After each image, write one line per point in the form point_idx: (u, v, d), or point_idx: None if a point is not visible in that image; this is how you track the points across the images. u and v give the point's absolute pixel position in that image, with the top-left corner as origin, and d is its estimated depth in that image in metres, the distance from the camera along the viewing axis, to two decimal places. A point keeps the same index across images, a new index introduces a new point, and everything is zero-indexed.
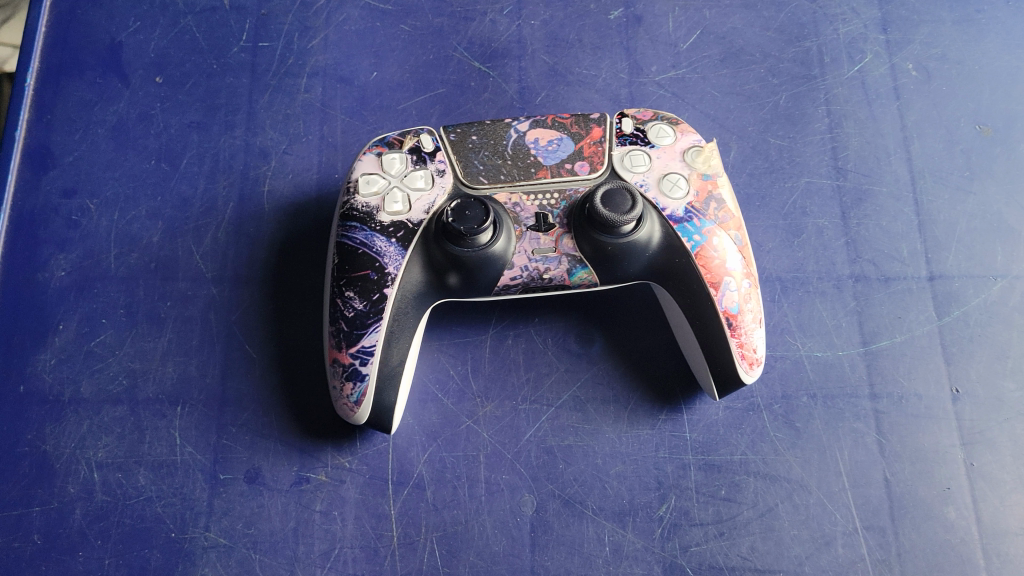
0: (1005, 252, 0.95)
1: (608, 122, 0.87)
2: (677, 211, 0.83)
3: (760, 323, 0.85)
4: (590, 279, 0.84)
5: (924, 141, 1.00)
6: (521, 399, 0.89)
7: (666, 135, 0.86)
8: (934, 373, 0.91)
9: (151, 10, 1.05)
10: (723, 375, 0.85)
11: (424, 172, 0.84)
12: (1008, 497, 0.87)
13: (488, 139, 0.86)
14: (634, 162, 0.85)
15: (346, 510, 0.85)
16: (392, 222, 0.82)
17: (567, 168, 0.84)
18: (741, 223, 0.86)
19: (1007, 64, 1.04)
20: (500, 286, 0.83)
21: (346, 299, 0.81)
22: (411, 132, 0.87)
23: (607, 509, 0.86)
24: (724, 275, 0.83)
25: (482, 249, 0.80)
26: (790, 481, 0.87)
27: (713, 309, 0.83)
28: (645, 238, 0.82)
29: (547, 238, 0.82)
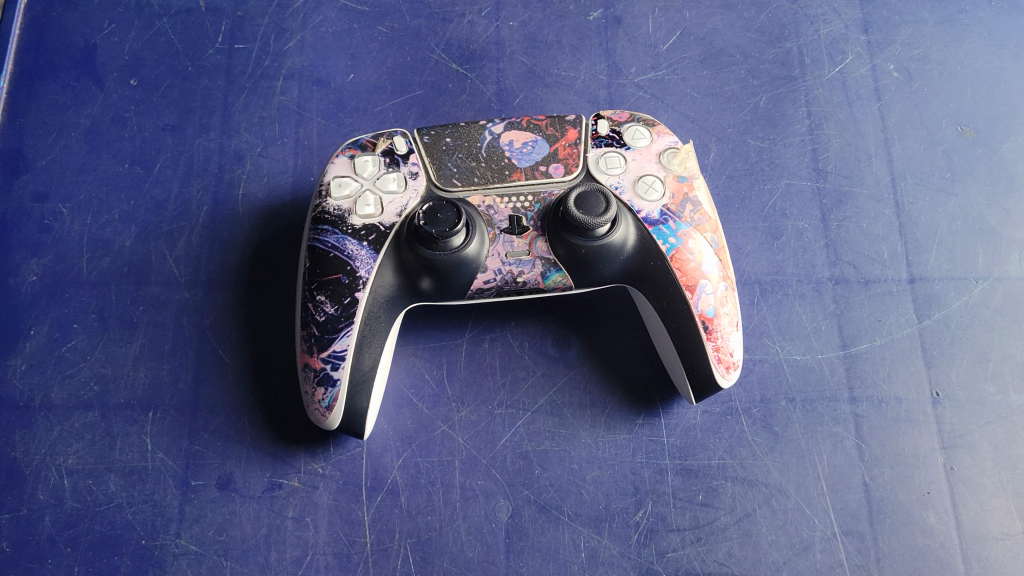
0: (986, 254, 0.94)
1: (584, 123, 0.86)
2: (652, 213, 0.82)
3: (737, 327, 0.84)
4: (565, 282, 0.83)
5: (905, 143, 0.99)
6: (497, 404, 0.88)
7: (642, 137, 0.85)
8: (914, 377, 0.90)
9: (126, 13, 1.04)
10: (699, 379, 0.84)
11: (397, 174, 0.83)
12: (988, 501, 0.86)
13: (462, 141, 0.85)
14: (609, 164, 0.84)
15: (318, 516, 0.84)
16: (364, 225, 0.81)
17: (541, 171, 0.83)
18: (718, 225, 0.85)
19: (989, 64, 1.03)
20: (473, 290, 0.82)
21: (317, 303, 0.80)
22: (385, 134, 0.86)
23: (583, 514, 0.85)
24: (700, 278, 0.82)
25: (454, 252, 0.79)
26: (768, 485, 0.86)
27: (690, 312, 0.82)
28: (620, 241, 0.81)
29: (521, 241, 0.82)
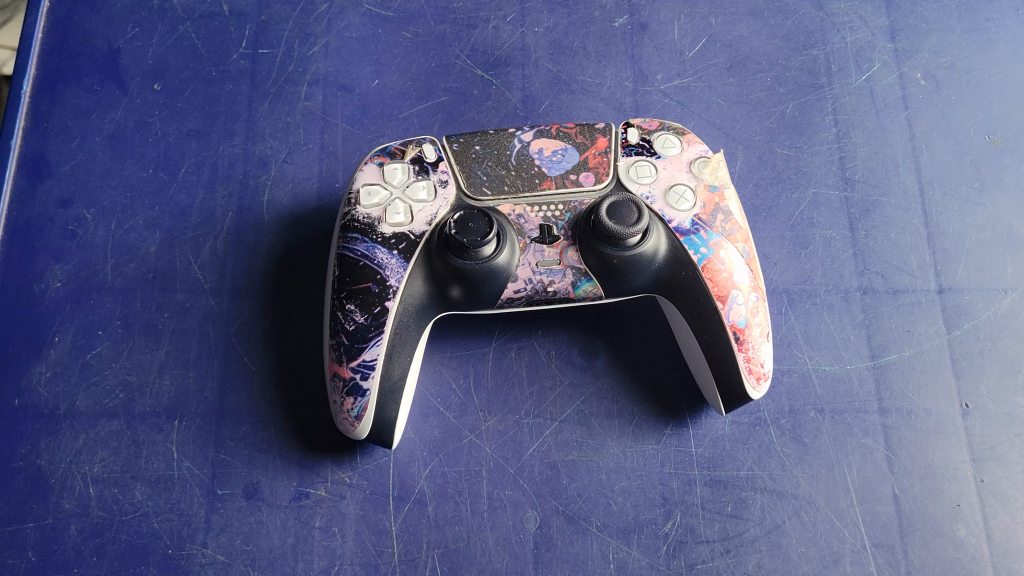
0: (1016, 264, 0.94)
1: (614, 132, 0.86)
2: (683, 223, 0.82)
3: (768, 338, 0.83)
4: (595, 292, 0.82)
5: (933, 152, 0.99)
6: (525, 414, 0.88)
7: (672, 146, 0.85)
8: (944, 388, 0.89)
9: (149, 17, 1.04)
10: (729, 390, 0.83)
11: (427, 182, 0.83)
12: (1018, 514, 0.85)
13: (491, 149, 0.84)
14: (640, 173, 0.83)
15: (346, 526, 0.84)
16: (394, 234, 0.81)
17: (572, 179, 0.83)
18: (749, 235, 0.85)
19: (1017, 73, 1.03)
20: (503, 300, 0.82)
21: (347, 312, 0.79)
22: (413, 142, 0.86)
23: (611, 525, 0.85)
24: (731, 288, 0.81)
25: (485, 261, 0.78)
26: (797, 497, 0.85)
27: (721, 323, 0.81)
28: (651, 251, 0.81)
29: (552, 250, 0.81)
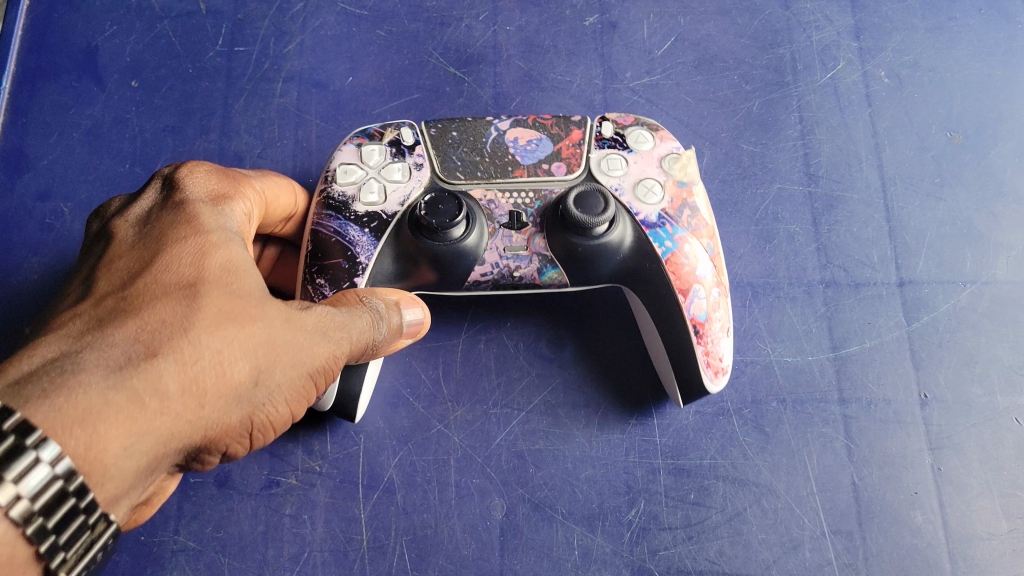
0: (975, 258, 0.96)
1: (588, 125, 0.88)
2: (650, 216, 0.83)
3: (727, 332, 0.85)
4: (561, 280, 0.84)
5: (895, 148, 1.01)
6: (493, 404, 0.90)
7: (644, 142, 0.87)
8: (903, 379, 0.91)
9: (128, 15, 1.06)
10: (688, 382, 0.85)
11: (402, 165, 0.84)
12: (974, 501, 0.87)
13: (467, 135, 0.86)
14: (611, 165, 0.85)
15: (316, 513, 0.86)
16: (366, 212, 0.82)
17: (544, 168, 0.85)
18: (714, 232, 0.86)
19: (978, 71, 1.05)
20: (471, 280, 0.83)
21: (317, 286, 0.80)
22: (392, 125, 0.87)
23: (576, 513, 0.86)
24: (693, 282, 0.83)
25: (453, 243, 0.80)
26: (758, 485, 0.87)
27: (681, 316, 0.83)
28: (616, 241, 0.82)
29: (519, 236, 0.83)
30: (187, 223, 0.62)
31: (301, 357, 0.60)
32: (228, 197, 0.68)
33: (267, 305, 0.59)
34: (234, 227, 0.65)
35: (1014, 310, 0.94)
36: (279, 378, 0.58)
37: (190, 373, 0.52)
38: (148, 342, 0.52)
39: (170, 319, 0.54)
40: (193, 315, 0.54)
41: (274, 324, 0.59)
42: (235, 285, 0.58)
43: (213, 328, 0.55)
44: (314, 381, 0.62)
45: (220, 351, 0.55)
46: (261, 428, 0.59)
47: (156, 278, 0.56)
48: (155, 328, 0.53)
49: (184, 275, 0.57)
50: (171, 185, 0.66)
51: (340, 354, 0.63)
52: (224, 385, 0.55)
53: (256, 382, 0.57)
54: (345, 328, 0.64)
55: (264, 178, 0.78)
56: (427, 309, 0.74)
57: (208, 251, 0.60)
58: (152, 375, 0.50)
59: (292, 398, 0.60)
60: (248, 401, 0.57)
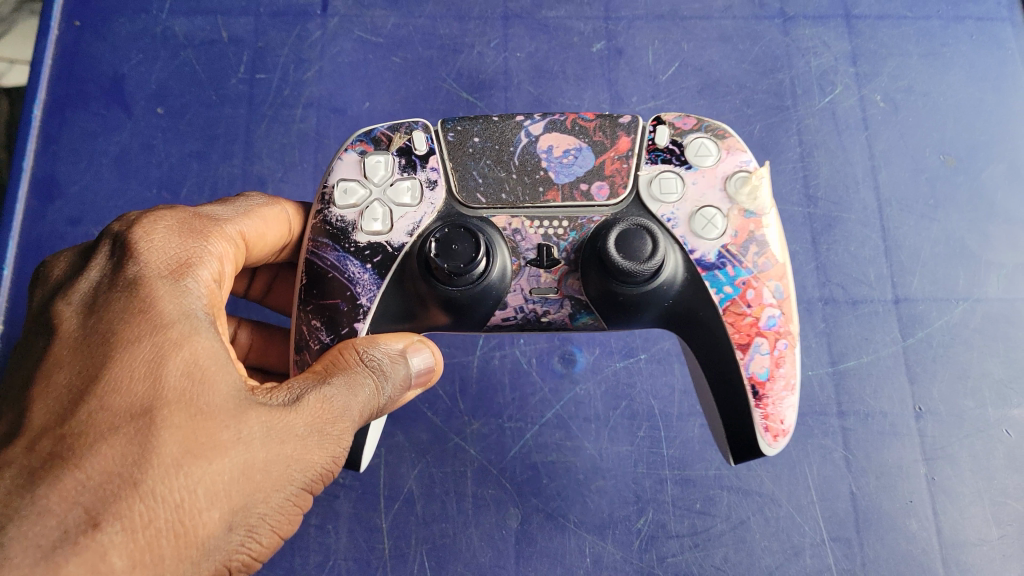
0: (967, 276, 1.00)
1: (639, 131, 0.76)
2: (708, 254, 0.72)
3: (794, 390, 0.72)
4: (596, 323, 0.75)
5: (891, 170, 1.05)
6: (507, 418, 0.94)
7: (707, 155, 0.74)
8: (899, 392, 0.95)
9: (152, 44, 1.10)
10: (744, 445, 0.74)
11: (411, 182, 0.75)
12: (967, 509, 0.91)
13: (491, 143, 0.76)
14: (665, 188, 0.73)
15: (339, 523, 0.90)
16: (369, 243, 0.73)
17: (581, 190, 0.73)
18: (786, 269, 0.73)
19: (970, 96, 1.08)
20: (492, 322, 0.74)
21: (313, 328, 0.73)
22: (403, 127, 0.78)
23: (587, 521, 0.91)
24: (755, 334, 0.71)
25: (472, 287, 0.70)
26: (761, 494, 0.92)
27: (738, 373, 0.72)
28: (665, 286, 0.71)
29: (549, 275, 0.72)
30: (142, 318, 0.56)
31: (285, 471, 0.56)
32: (191, 264, 0.62)
33: (241, 421, 0.55)
34: (200, 306, 0.59)
35: (1005, 327, 0.98)
36: (262, 506, 0.55)
37: (141, 540, 0.49)
38: (89, 505, 0.48)
39: (118, 468, 0.50)
40: (145, 459, 0.50)
41: (252, 445, 0.55)
42: (199, 402, 0.54)
43: (167, 472, 0.51)
44: (311, 488, 0.59)
45: (179, 495, 0.51)
46: (252, 561, 0.56)
47: (103, 405, 0.52)
48: (98, 483, 0.49)
49: (137, 399, 0.52)
50: (124, 251, 0.60)
51: (339, 447, 0.59)
52: (190, 534, 0.51)
53: (231, 519, 0.54)
54: (343, 415, 0.60)
55: (247, 219, 0.73)
56: (437, 353, 0.69)
57: (165, 357, 0.55)
58: (93, 553, 0.46)
59: (285, 521, 0.57)
60: (226, 541, 0.54)
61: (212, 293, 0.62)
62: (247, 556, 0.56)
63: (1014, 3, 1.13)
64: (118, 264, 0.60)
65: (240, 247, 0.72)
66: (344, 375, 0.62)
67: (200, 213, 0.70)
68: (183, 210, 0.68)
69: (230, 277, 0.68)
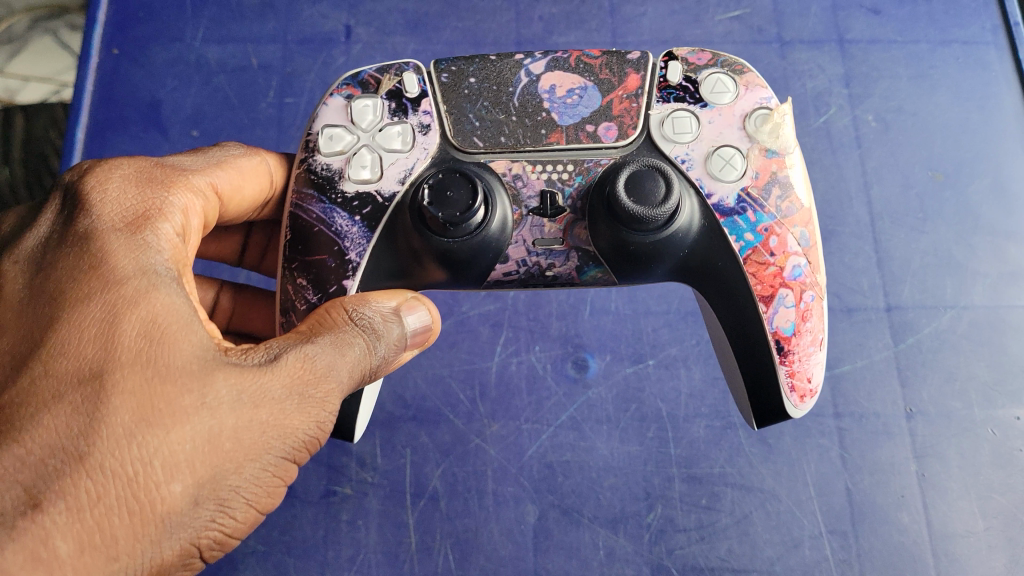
0: (954, 285, 1.06)
1: (648, 70, 0.77)
2: (728, 199, 0.73)
3: (820, 346, 0.75)
4: (605, 275, 0.76)
5: (882, 186, 1.11)
6: (525, 420, 1.01)
7: (723, 93, 0.76)
8: (891, 394, 1.02)
9: (187, 70, 1.17)
10: (769, 403, 0.76)
11: (402, 128, 0.75)
12: (955, 503, 0.98)
13: (489, 83, 0.76)
14: (678, 127, 0.74)
15: (369, 519, 0.97)
16: (357, 193, 0.74)
17: (587, 131, 0.74)
18: (810, 214, 0.75)
19: (956, 115, 1.15)
20: (493, 277, 0.76)
21: (299, 287, 0.74)
22: (392, 70, 0.79)
23: (601, 516, 0.97)
24: (780, 286, 0.73)
25: (467, 238, 0.71)
26: (762, 490, 0.98)
27: (763, 329, 0.74)
28: (681, 233, 0.72)
29: (553, 225, 0.73)
30: (93, 276, 0.56)
31: (258, 438, 0.56)
32: (150, 216, 0.62)
33: (205, 384, 0.54)
34: (160, 261, 0.59)
35: (990, 333, 1.04)
36: (233, 476, 0.55)
37: (88, 518, 0.49)
38: (31, 483, 0.48)
39: (65, 441, 0.50)
40: (93, 430, 0.50)
41: (218, 411, 0.54)
42: (156, 363, 0.53)
43: (118, 444, 0.51)
44: (293, 456, 0.59)
45: (133, 468, 0.51)
46: (228, 537, 0.57)
47: (50, 371, 0.52)
48: (41, 459, 0.49)
49: (87, 364, 0.52)
50: (77, 208, 0.60)
51: (322, 411, 0.59)
52: (147, 509, 0.51)
53: (197, 492, 0.53)
54: (325, 378, 0.59)
55: (221, 169, 0.75)
56: (433, 312, 0.70)
57: (117, 317, 0.54)
58: (33, 537, 0.47)
59: (262, 492, 0.57)
60: (193, 516, 0.54)
61: (174, 247, 0.61)
62: (221, 531, 0.56)
63: (999, 27, 1.20)
64: (71, 217, 0.60)
65: (212, 199, 0.73)
66: (330, 337, 0.61)
67: (169, 163, 0.71)
68: (147, 159, 0.68)
69: (197, 230, 0.69)
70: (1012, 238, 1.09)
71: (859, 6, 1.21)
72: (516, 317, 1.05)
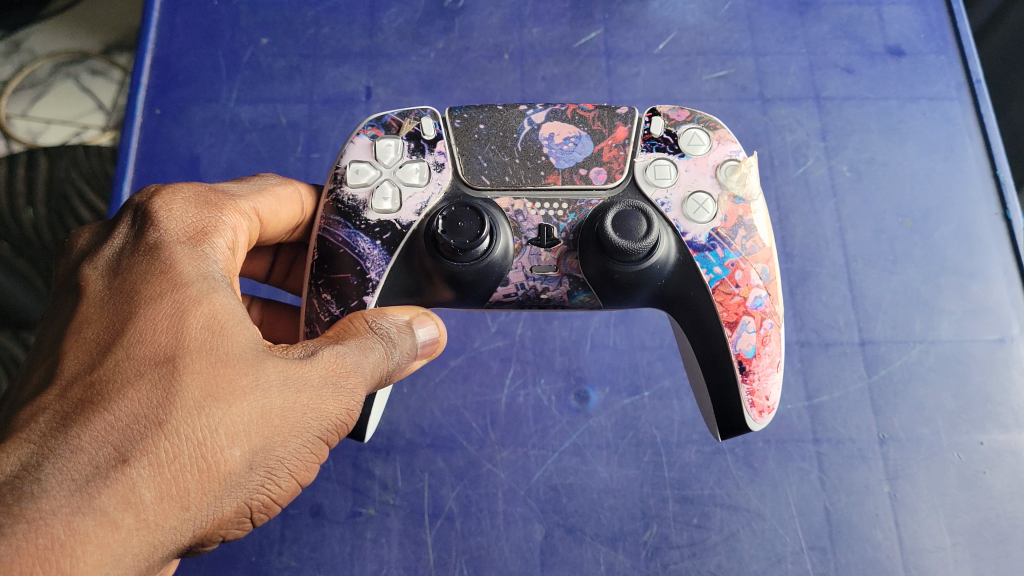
0: (922, 321, 1.17)
1: (635, 122, 0.89)
2: (699, 237, 0.84)
3: (778, 368, 0.85)
4: (592, 300, 0.86)
5: (856, 231, 1.22)
6: (532, 446, 1.10)
7: (699, 145, 0.87)
8: (865, 422, 1.12)
9: (223, 128, 1.29)
10: (732, 418, 0.86)
11: (419, 165, 0.86)
12: (924, 520, 1.07)
13: (496, 130, 0.88)
14: (659, 174, 0.85)
15: (391, 537, 1.07)
16: (379, 221, 0.85)
17: (580, 174, 0.85)
18: (771, 253, 0.86)
19: (923, 165, 1.26)
20: (494, 298, 0.85)
21: (324, 301, 0.84)
22: (412, 114, 0.89)
23: (601, 534, 1.07)
24: (743, 313, 0.84)
25: (477, 262, 0.81)
26: (748, 509, 1.08)
27: (727, 350, 0.84)
28: (660, 265, 0.83)
29: (549, 254, 0.84)
30: (162, 279, 0.67)
31: (301, 417, 0.66)
32: (207, 231, 0.74)
33: (258, 369, 0.65)
34: (216, 268, 0.71)
35: (955, 365, 1.14)
36: (280, 448, 0.65)
37: (166, 473, 0.58)
38: (119, 444, 0.57)
39: (146, 410, 0.59)
40: (169, 402, 0.60)
41: (268, 392, 0.64)
42: (218, 350, 0.64)
43: (190, 413, 0.60)
44: (325, 438, 0.69)
45: (201, 434, 0.60)
46: (272, 502, 0.67)
47: (130, 354, 0.61)
48: (126, 423, 0.58)
49: (161, 349, 0.62)
50: (145, 223, 0.72)
51: (351, 399, 0.70)
52: (213, 469, 0.61)
53: (252, 459, 0.63)
54: (354, 371, 0.71)
55: (262, 196, 0.86)
56: (440, 326, 0.83)
57: (185, 312, 0.65)
58: (124, 485, 0.55)
59: (301, 466, 0.68)
60: (247, 479, 0.63)
61: (226, 258, 0.74)
62: (267, 496, 0.66)
63: (962, 83, 1.31)
64: (142, 229, 0.71)
65: (254, 220, 0.84)
66: (356, 340, 0.73)
67: (218, 188, 0.82)
68: (200, 184, 0.80)
69: (242, 247, 0.81)
70: (974, 278, 1.19)
71: (833, 65, 1.32)
72: (523, 352, 1.15)
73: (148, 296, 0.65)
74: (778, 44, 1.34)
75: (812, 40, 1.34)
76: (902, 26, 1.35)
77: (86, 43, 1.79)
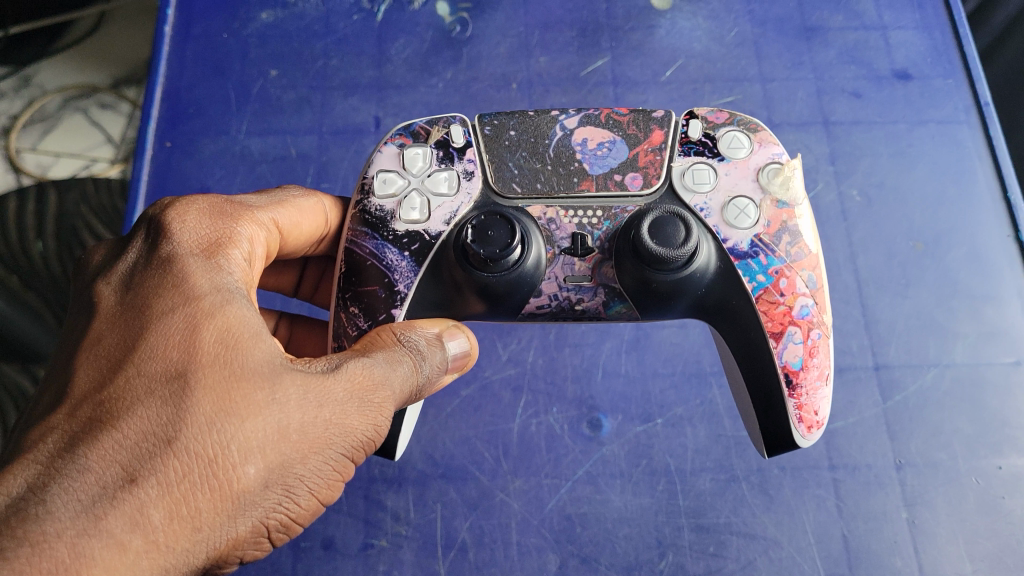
0: (936, 345, 1.16)
1: (671, 125, 0.89)
2: (742, 243, 0.83)
3: (826, 380, 0.84)
4: (629, 311, 0.86)
5: (868, 256, 1.21)
6: (545, 476, 1.10)
7: (740, 148, 0.87)
8: (881, 447, 1.11)
9: (233, 160, 1.30)
10: (780, 435, 0.85)
11: (449, 175, 0.87)
12: (943, 547, 1.06)
13: (527, 136, 0.88)
14: (698, 178, 0.85)
15: (404, 569, 1.06)
16: (407, 232, 0.85)
17: (615, 180, 0.85)
18: (817, 260, 0.85)
19: (933, 188, 1.25)
20: (527, 310, 0.85)
21: (352, 316, 0.84)
22: (441, 122, 0.90)
23: (616, 564, 1.06)
24: (789, 324, 0.83)
25: (511, 271, 0.81)
26: (765, 538, 1.07)
27: (773, 363, 0.83)
28: (700, 274, 0.82)
29: (582, 263, 0.84)
30: (175, 293, 0.66)
31: (322, 432, 0.65)
32: (222, 243, 0.74)
33: (275, 383, 0.64)
34: (231, 280, 0.70)
35: (971, 389, 1.13)
36: (300, 465, 0.64)
37: (176, 493, 0.57)
38: (127, 463, 0.57)
39: (155, 427, 0.59)
40: (179, 419, 0.60)
41: (286, 406, 0.64)
42: (232, 364, 0.63)
43: (200, 429, 0.60)
44: (350, 455, 0.68)
45: (213, 451, 0.60)
46: (291, 521, 0.66)
47: (141, 371, 0.61)
48: (134, 442, 0.58)
49: (172, 364, 0.62)
50: (159, 237, 0.72)
51: (378, 415, 0.69)
52: (225, 487, 0.60)
53: (268, 477, 0.62)
54: (381, 385, 0.70)
55: (282, 207, 0.86)
56: (472, 340, 0.81)
57: (198, 326, 0.64)
58: (132, 505, 0.55)
59: (323, 484, 0.67)
60: (264, 497, 0.63)
61: (242, 269, 0.73)
62: (286, 514, 0.65)
63: (970, 107, 1.31)
64: (156, 242, 0.71)
65: (273, 232, 0.84)
66: (384, 353, 0.72)
67: (236, 200, 0.82)
68: (216, 196, 0.80)
69: (260, 258, 0.80)
70: (988, 301, 1.18)
71: (840, 90, 1.33)
72: (534, 381, 1.14)
73: (162, 310, 0.65)
74: (785, 71, 1.34)
75: (819, 65, 1.34)
76: (908, 50, 1.35)
77: (95, 78, 1.80)
